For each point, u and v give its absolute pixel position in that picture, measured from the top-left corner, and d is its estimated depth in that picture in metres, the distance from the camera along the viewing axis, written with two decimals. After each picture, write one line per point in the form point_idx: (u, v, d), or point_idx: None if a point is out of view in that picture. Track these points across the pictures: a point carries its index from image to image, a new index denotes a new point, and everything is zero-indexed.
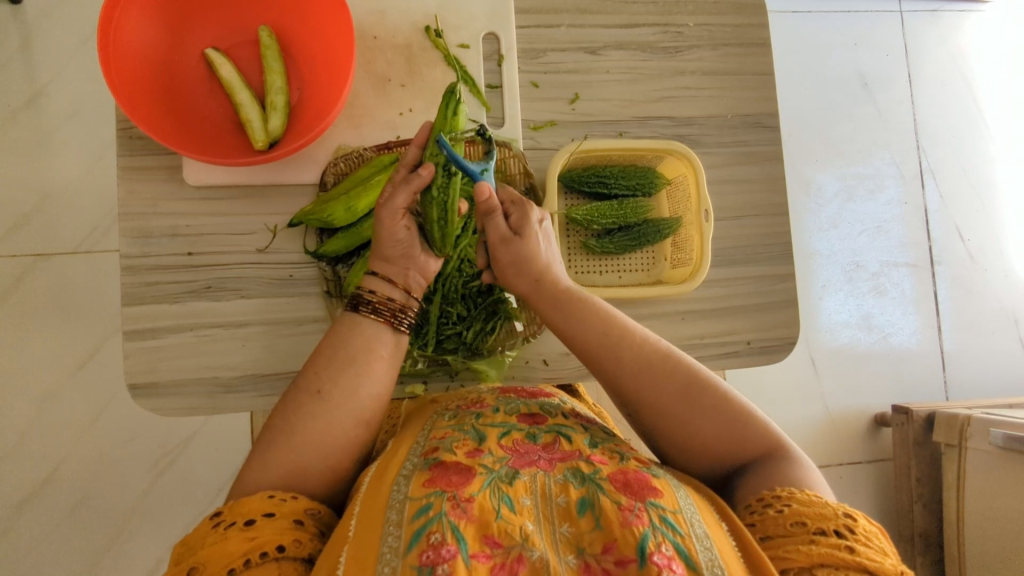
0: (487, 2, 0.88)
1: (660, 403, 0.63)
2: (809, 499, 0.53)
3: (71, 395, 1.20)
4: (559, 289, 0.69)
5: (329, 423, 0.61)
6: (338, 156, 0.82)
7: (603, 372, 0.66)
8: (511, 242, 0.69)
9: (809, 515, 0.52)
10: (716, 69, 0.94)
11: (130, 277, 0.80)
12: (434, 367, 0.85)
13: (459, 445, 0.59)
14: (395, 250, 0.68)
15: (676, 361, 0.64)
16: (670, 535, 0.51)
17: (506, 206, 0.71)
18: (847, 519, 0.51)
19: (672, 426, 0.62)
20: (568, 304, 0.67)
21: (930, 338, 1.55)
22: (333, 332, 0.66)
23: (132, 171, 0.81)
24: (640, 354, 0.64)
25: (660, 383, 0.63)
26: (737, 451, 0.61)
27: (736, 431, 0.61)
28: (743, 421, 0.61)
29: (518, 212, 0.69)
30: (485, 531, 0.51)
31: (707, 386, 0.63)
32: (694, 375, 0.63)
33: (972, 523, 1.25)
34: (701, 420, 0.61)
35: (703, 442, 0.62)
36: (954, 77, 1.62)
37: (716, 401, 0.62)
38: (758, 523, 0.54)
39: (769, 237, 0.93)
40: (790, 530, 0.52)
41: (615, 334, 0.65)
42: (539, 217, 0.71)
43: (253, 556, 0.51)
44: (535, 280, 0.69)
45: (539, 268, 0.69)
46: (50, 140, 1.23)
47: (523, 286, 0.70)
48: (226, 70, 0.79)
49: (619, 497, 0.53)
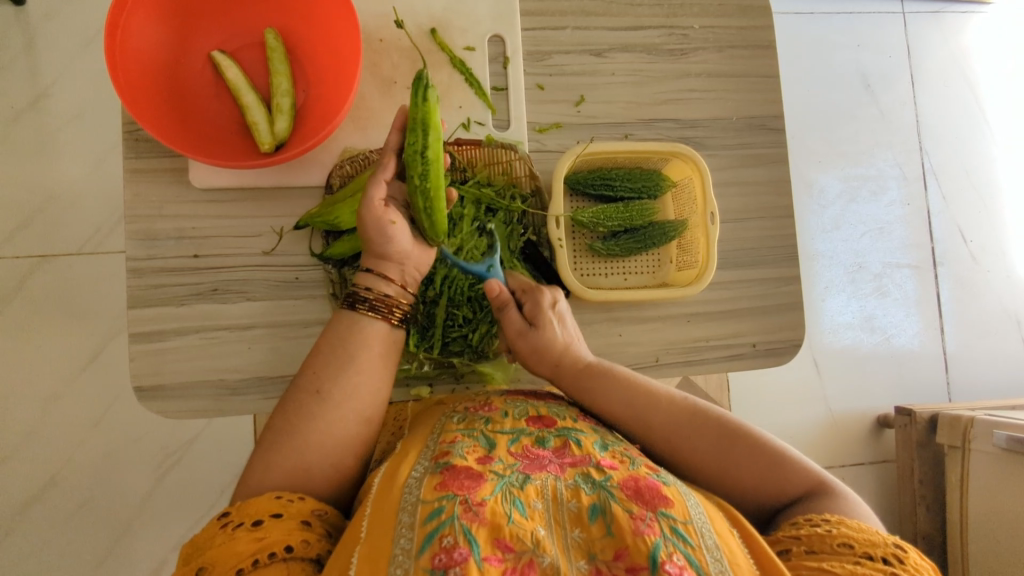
0: (492, 4, 0.88)
1: (695, 460, 0.65)
2: (861, 527, 0.53)
3: (74, 397, 1.20)
4: (579, 363, 0.73)
5: (329, 421, 0.61)
6: (344, 159, 0.82)
7: (639, 438, 0.69)
8: (528, 332, 0.75)
9: (857, 539, 0.52)
10: (721, 72, 0.94)
11: (135, 279, 0.80)
12: (440, 369, 0.85)
13: (470, 450, 0.59)
14: (386, 245, 0.68)
15: (704, 415, 0.67)
16: (681, 546, 0.51)
17: (517, 295, 0.78)
18: (897, 548, 0.51)
19: (711, 478, 0.64)
20: (589, 374, 0.72)
21: (932, 340, 1.56)
22: (332, 330, 0.66)
23: (137, 173, 0.81)
24: (667, 414, 0.67)
25: (690, 439, 0.66)
26: (778, 493, 0.61)
27: (774, 474, 0.62)
28: (780, 461, 0.62)
29: (530, 300, 0.76)
30: (496, 534, 0.51)
31: (738, 435, 0.64)
32: (722, 425, 0.65)
33: (974, 524, 1.25)
34: (737, 469, 0.63)
35: (744, 489, 0.63)
36: (957, 78, 1.62)
37: (748, 448, 0.63)
38: (802, 537, 0.53)
39: (774, 239, 0.93)
40: (837, 550, 0.51)
41: (639, 397, 0.69)
42: (551, 299, 0.77)
43: (262, 556, 0.50)
44: (555, 364, 0.74)
45: (558, 350, 0.74)
46: (53, 142, 1.23)
47: (546, 372, 0.75)
48: (232, 73, 0.79)
49: (630, 505, 0.53)
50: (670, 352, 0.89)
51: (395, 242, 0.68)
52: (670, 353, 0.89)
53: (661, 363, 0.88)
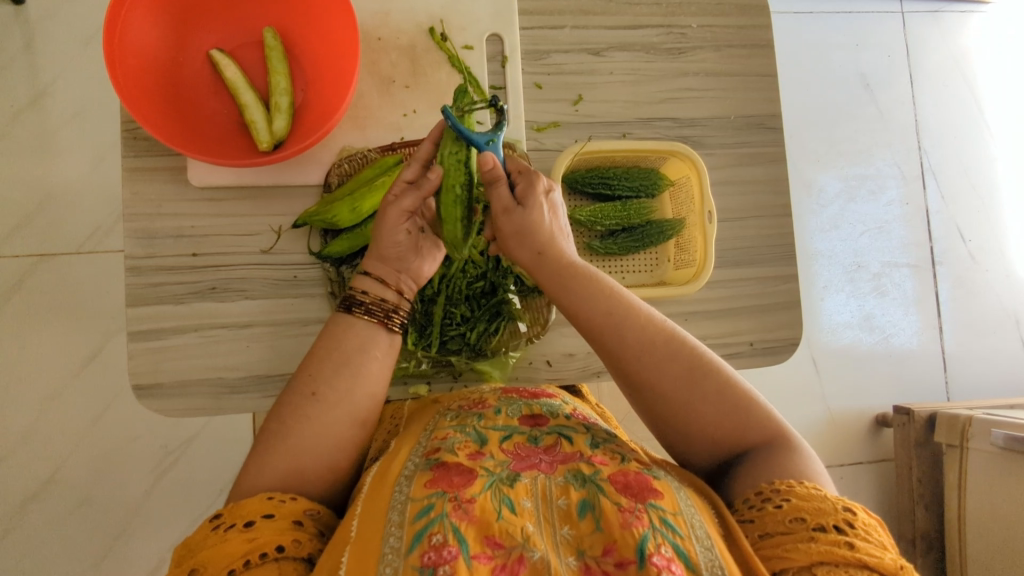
0: (490, 3, 0.88)
1: (661, 386, 0.62)
2: (810, 493, 0.52)
3: (73, 396, 1.20)
4: (562, 261, 0.65)
5: (324, 424, 0.61)
6: (342, 158, 0.82)
7: (604, 352, 0.64)
8: (515, 212, 0.65)
9: (808, 511, 0.51)
10: (719, 71, 0.94)
11: (134, 278, 0.80)
12: (438, 368, 0.85)
13: (460, 446, 0.60)
14: (391, 251, 0.68)
15: (679, 342, 0.62)
16: (670, 537, 0.51)
17: (512, 176, 0.67)
18: (847, 512, 0.51)
19: (673, 409, 0.61)
20: (571, 277, 0.64)
21: (931, 339, 1.56)
22: (329, 333, 0.66)
23: (135, 172, 0.81)
24: (646, 335, 0.62)
25: (662, 363, 0.61)
26: (736, 440, 0.61)
27: (736, 418, 0.60)
28: (745, 407, 0.61)
29: (524, 180, 0.64)
30: (486, 532, 0.51)
31: (709, 369, 0.61)
32: (699, 358, 0.62)
33: (973, 523, 1.26)
34: (702, 405, 0.60)
35: (705, 426, 0.61)
36: (955, 77, 1.62)
37: (717, 386, 0.61)
38: (756, 519, 0.53)
39: (771, 239, 0.93)
40: (790, 527, 0.51)
41: (618, 312, 0.63)
42: (548, 186, 0.66)
43: (253, 557, 0.51)
44: (537, 253, 0.65)
45: (543, 239, 0.65)
46: (53, 140, 1.23)
47: (525, 258, 0.66)
48: (230, 71, 0.79)
49: (619, 499, 0.54)
50: None
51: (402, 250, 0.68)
52: None
53: None
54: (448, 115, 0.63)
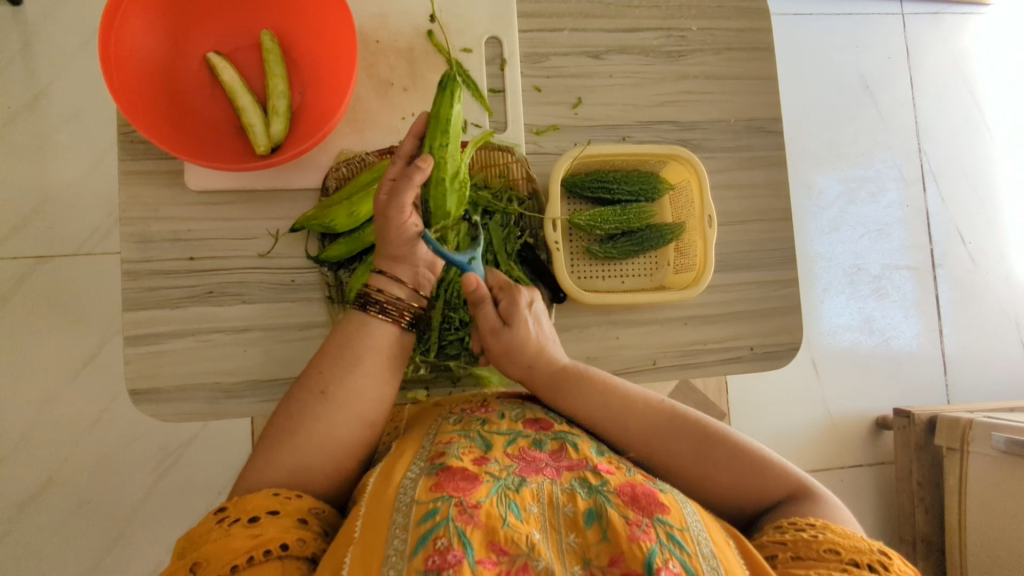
0: (490, 6, 0.88)
1: (674, 464, 0.64)
2: (846, 533, 0.53)
3: (70, 398, 1.19)
4: (555, 365, 0.70)
5: (331, 423, 0.61)
6: (340, 161, 0.82)
7: (614, 443, 0.67)
8: (501, 332, 0.71)
9: (843, 546, 0.51)
10: (719, 73, 0.94)
11: (131, 282, 0.79)
12: (436, 373, 0.85)
13: (465, 451, 0.59)
14: (402, 248, 0.67)
15: (682, 419, 0.66)
16: (677, 552, 0.51)
17: (495, 291, 0.74)
18: (882, 555, 0.50)
19: (690, 483, 0.63)
20: (566, 376, 0.69)
21: (931, 341, 1.55)
22: (340, 332, 0.66)
23: (133, 175, 0.80)
24: (646, 417, 0.66)
25: (669, 443, 0.64)
26: (759, 499, 0.61)
27: (754, 480, 0.61)
28: (760, 465, 0.62)
29: (507, 298, 0.72)
30: (491, 537, 0.51)
31: (717, 439, 0.64)
32: (703, 429, 0.65)
33: (973, 527, 1.25)
34: (718, 474, 0.62)
35: (724, 495, 0.62)
36: (956, 80, 1.62)
37: (728, 453, 0.62)
38: (789, 543, 0.53)
39: (771, 242, 0.93)
40: (822, 555, 0.51)
41: (618, 401, 0.67)
42: (528, 299, 0.73)
43: (258, 553, 0.50)
44: (527, 366, 0.70)
45: (531, 353, 0.70)
46: (50, 142, 1.23)
47: (517, 372, 0.71)
48: (228, 74, 0.79)
49: (626, 511, 0.53)
50: (667, 355, 0.88)
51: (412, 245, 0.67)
52: (667, 357, 0.88)
53: (658, 366, 0.88)
54: (427, 237, 0.68)
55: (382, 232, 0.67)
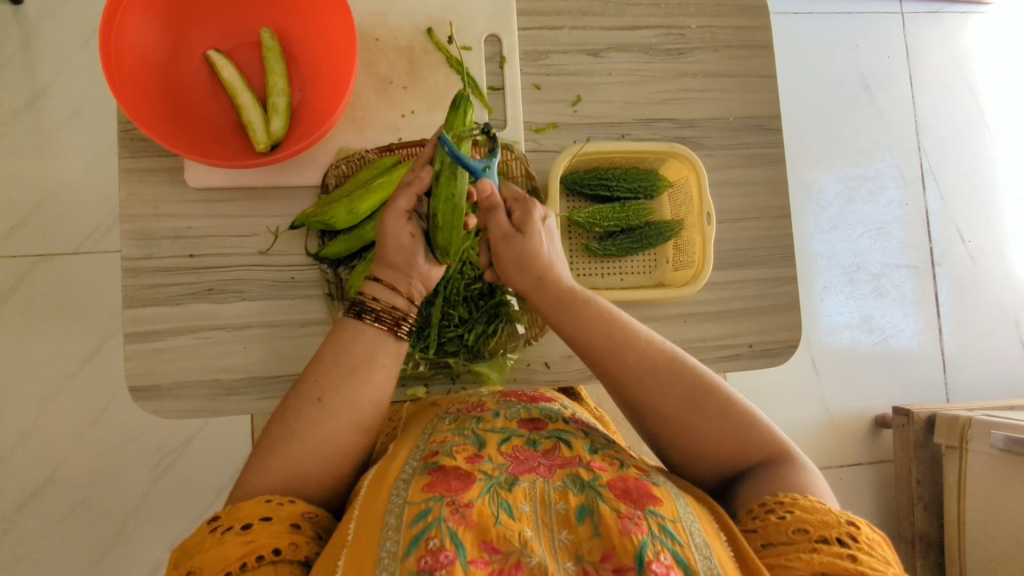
0: (489, 4, 0.88)
1: (663, 408, 0.62)
2: (814, 507, 0.53)
3: (71, 396, 1.19)
4: (561, 287, 0.68)
5: (329, 430, 0.61)
6: (339, 159, 0.82)
7: (605, 376, 0.65)
8: (513, 239, 0.68)
9: (812, 523, 0.51)
10: (718, 71, 0.94)
11: (131, 279, 0.80)
12: (436, 369, 0.85)
13: (458, 450, 0.59)
14: (399, 258, 0.68)
15: (681, 365, 0.63)
16: (669, 544, 0.51)
17: (508, 204, 0.70)
18: (850, 526, 0.51)
19: (675, 429, 0.62)
20: (569, 301, 0.67)
21: (930, 339, 1.55)
22: (335, 337, 0.66)
23: (133, 173, 0.81)
24: (645, 356, 0.64)
25: (663, 386, 0.62)
26: (740, 457, 0.61)
27: (740, 438, 0.61)
28: (748, 425, 0.61)
29: (521, 209, 0.69)
30: (483, 536, 0.51)
31: (711, 391, 0.62)
32: (699, 378, 0.63)
33: (972, 524, 1.25)
34: (706, 426, 0.61)
35: (707, 446, 0.61)
36: (955, 78, 1.62)
37: (719, 406, 0.61)
38: (759, 530, 0.53)
39: (770, 240, 0.93)
40: (793, 537, 0.51)
41: (618, 335, 0.65)
42: (544, 215, 0.71)
43: (250, 559, 0.50)
44: (535, 280, 0.68)
45: (541, 265, 0.68)
46: (50, 141, 1.23)
47: (523, 284, 0.69)
48: (228, 72, 0.79)
49: (618, 505, 0.53)
50: None
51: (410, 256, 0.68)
52: None
53: None
54: (445, 140, 0.62)
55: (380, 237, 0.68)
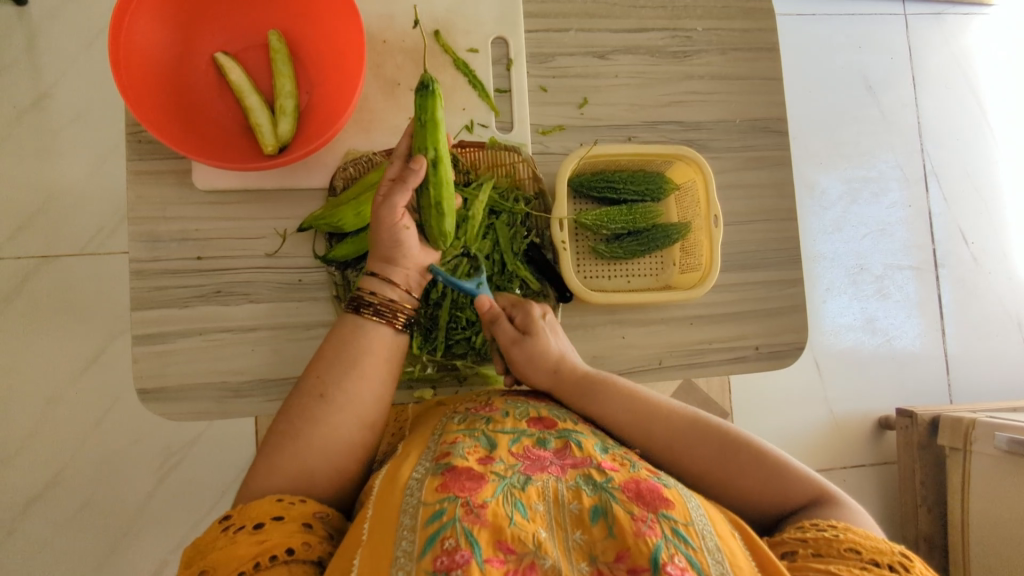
0: (496, 6, 0.88)
1: (697, 470, 0.64)
2: (867, 535, 0.53)
3: (76, 397, 1.20)
4: (579, 371, 0.72)
5: (333, 425, 0.61)
6: (347, 161, 0.82)
7: (637, 448, 0.67)
8: (523, 341, 0.74)
9: (863, 546, 0.51)
10: (724, 74, 0.94)
11: (139, 281, 0.80)
12: (443, 372, 0.85)
13: (471, 451, 0.59)
14: (395, 249, 0.69)
15: (705, 424, 0.66)
16: (683, 548, 0.51)
17: (507, 309, 0.79)
18: (903, 557, 0.51)
19: (713, 486, 0.63)
20: (590, 382, 0.71)
21: (934, 341, 1.55)
22: (336, 333, 0.66)
23: (141, 175, 0.81)
24: (669, 424, 0.66)
25: (693, 447, 0.65)
26: (781, 503, 0.61)
27: (776, 484, 0.61)
28: (781, 470, 0.62)
29: (522, 313, 0.76)
30: (498, 536, 0.51)
31: (739, 443, 0.64)
32: (725, 434, 0.65)
33: (976, 526, 1.25)
34: (741, 479, 0.62)
35: (748, 499, 0.62)
36: (959, 80, 1.62)
37: (750, 456, 0.63)
38: (809, 540, 0.53)
39: (776, 242, 0.93)
40: (844, 554, 0.51)
41: (641, 407, 0.68)
42: (542, 312, 0.77)
43: (264, 559, 0.50)
44: (552, 369, 0.72)
45: (554, 358, 0.73)
46: (55, 142, 1.23)
47: (543, 378, 0.72)
48: (235, 74, 0.79)
49: (631, 507, 0.53)
50: (673, 354, 0.89)
51: (405, 246, 0.69)
52: (673, 356, 0.89)
53: (664, 365, 0.88)
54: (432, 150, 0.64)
55: (376, 232, 0.68)
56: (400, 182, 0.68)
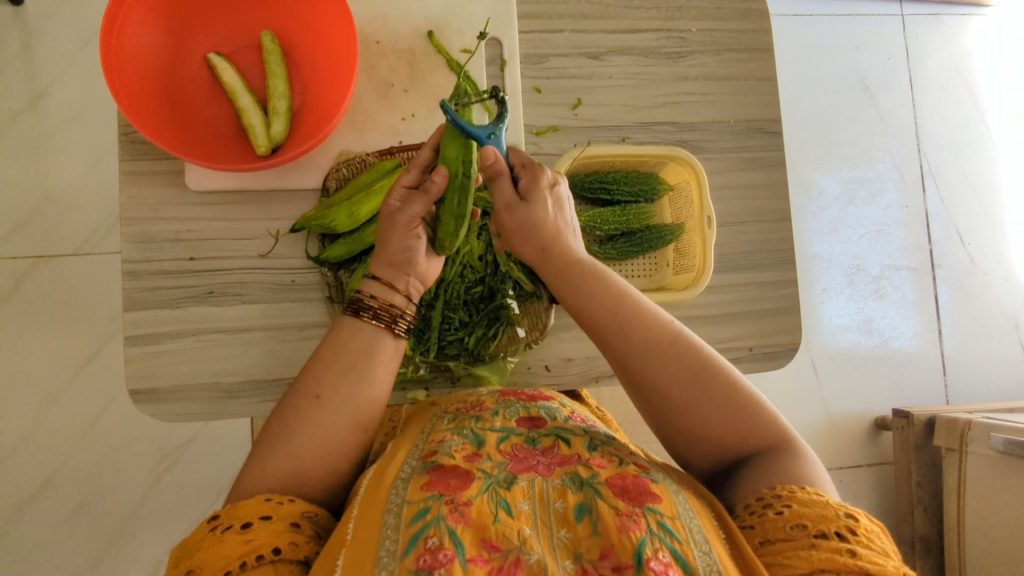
0: (490, 6, 0.88)
1: (669, 389, 0.62)
2: (812, 500, 0.53)
3: (71, 397, 1.19)
4: (569, 258, 0.66)
5: (326, 428, 0.61)
6: (339, 162, 0.82)
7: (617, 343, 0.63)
8: (517, 208, 0.65)
9: (809, 518, 0.51)
10: (718, 75, 0.94)
11: (132, 282, 0.80)
12: (435, 373, 0.85)
13: (457, 448, 0.59)
14: (400, 255, 0.67)
15: (688, 346, 0.63)
16: (668, 542, 0.51)
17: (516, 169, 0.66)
18: (849, 520, 0.50)
19: (678, 412, 0.62)
20: (578, 276, 0.66)
21: (930, 341, 1.55)
22: (334, 335, 0.65)
23: (133, 176, 0.81)
24: (650, 336, 0.63)
25: (669, 364, 0.62)
26: (741, 441, 0.61)
27: (744, 423, 0.60)
28: (750, 410, 0.61)
29: (528, 174, 0.64)
30: (482, 535, 0.51)
31: (717, 373, 0.62)
32: (705, 361, 0.62)
33: (972, 527, 1.25)
34: (710, 407, 0.61)
35: (711, 429, 0.61)
36: (955, 80, 1.62)
37: (724, 389, 0.61)
38: (758, 527, 0.53)
39: (770, 243, 0.93)
40: (790, 533, 0.51)
41: (626, 311, 0.64)
42: (554, 181, 0.67)
43: (250, 559, 0.50)
44: (540, 250, 0.66)
45: (547, 237, 0.66)
46: (51, 142, 1.23)
47: (528, 253, 0.67)
48: (228, 75, 0.79)
49: (617, 504, 0.53)
50: None
51: (412, 254, 0.67)
52: None
53: None
54: (447, 110, 0.60)
55: (386, 237, 0.66)
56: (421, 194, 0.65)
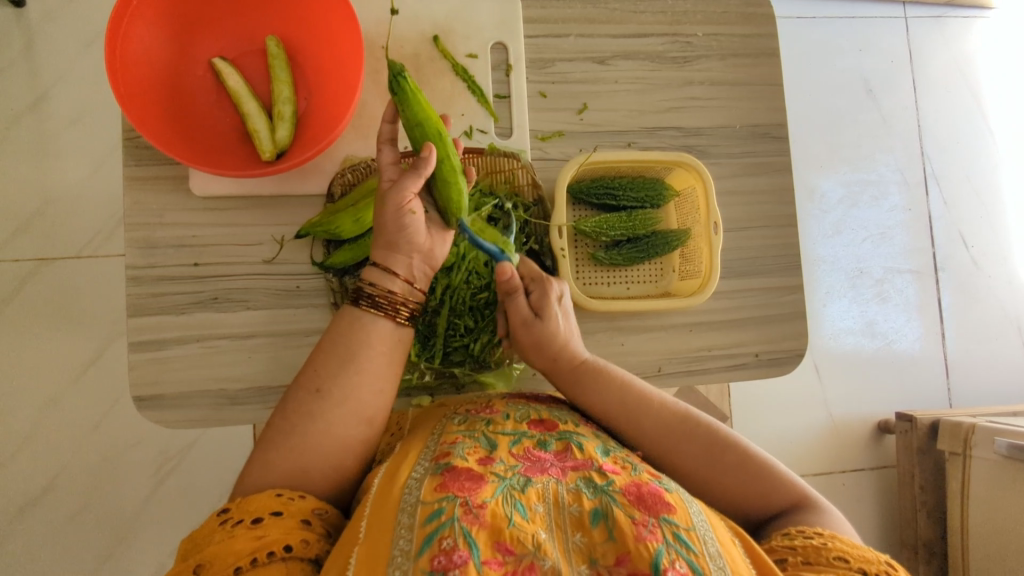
0: (495, 11, 0.88)
1: (684, 467, 0.65)
2: (854, 545, 0.53)
3: (73, 400, 1.19)
4: (576, 361, 0.73)
5: (326, 420, 0.60)
6: (344, 167, 0.81)
7: (626, 438, 0.69)
8: (533, 323, 0.75)
9: (851, 554, 0.52)
10: (724, 79, 0.93)
11: (135, 288, 0.79)
12: (441, 379, 0.84)
13: (470, 451, 0.59)
14: (398, 236, 0.67)
15: (695, 422, 0.67)
16: (684, 553, 0.51)
17: (527, 283, 0.78)
18: (890, 566, 0.50)
19: (698, 488, 0.64)
20: (585, 373, 0.72)
21: (933, 344, 1.55)
22: (335, 327, 0.65)
23: (136, 181, 0.80)
24: (656, 419, 0.68)
25: (679, 444, 0.66)
26: (763, 505, 0.62)
27: (762, 485, 0.62)
28: (767, 474, 0.63)
29: (539, 289, 0.76)
30: (497, 537, 0.51)
31: (727, 444, 0.65)
32: (714, 434, 0.66)
33: (976, 531, 1.25)
34: (725, 478, 0.63)
35: (730, 497, 0.63)
36: (958, 83, 1.62)
37: (736, 457, 0.64)
38: (798, 548, 0.53)
39: (777, 248, 0.93)
40: (832, 562, 0.51)
41: (632, 400, 0.69)
42: (558, 293, 0.77)
43: (261, 555, 0.50)
44: (552, 358, 0.74)
45: (558, 345, 0.74)
46: (52, 145, 1.22)
47: (542, 363, 0.75)
48: (234, 80, 0.79)
49: (632, 511, 0.53)
50: (673, 361, 0.88)
51: (409, 232, 0.67)
52: (672, 363, 0.88)
53: (663, 372, 0.88)
54: (466, 229, 0.71)
55: (382, 218, 0.67)
56: (412, 171, 0.68)
